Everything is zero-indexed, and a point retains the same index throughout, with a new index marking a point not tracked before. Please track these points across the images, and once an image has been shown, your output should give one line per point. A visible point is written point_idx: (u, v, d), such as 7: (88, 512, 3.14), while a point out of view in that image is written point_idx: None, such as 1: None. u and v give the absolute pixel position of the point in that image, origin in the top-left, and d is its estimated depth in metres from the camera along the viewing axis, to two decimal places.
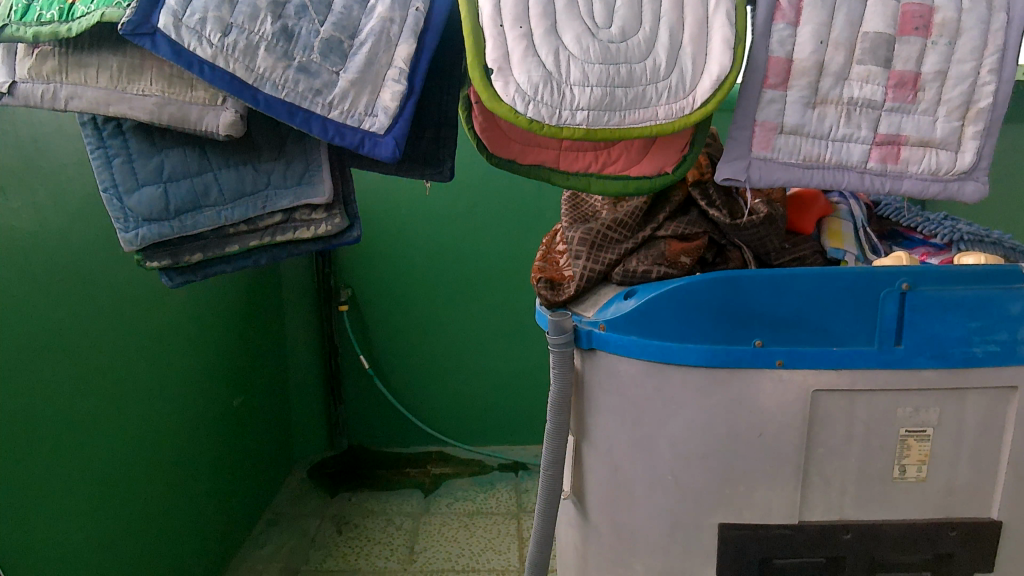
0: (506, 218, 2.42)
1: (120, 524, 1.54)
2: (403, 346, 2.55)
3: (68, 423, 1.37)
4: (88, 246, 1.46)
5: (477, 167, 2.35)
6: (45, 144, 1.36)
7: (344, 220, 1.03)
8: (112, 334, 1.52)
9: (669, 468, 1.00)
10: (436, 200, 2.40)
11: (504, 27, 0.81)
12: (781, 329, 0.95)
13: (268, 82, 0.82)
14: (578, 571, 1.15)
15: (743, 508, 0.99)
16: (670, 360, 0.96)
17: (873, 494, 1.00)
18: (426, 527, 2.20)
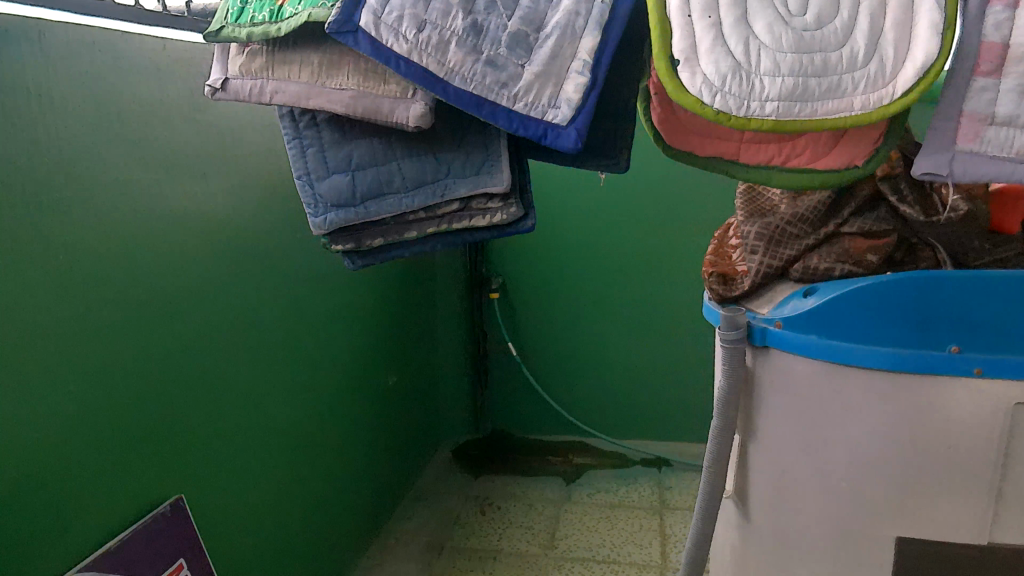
0: (659, 211, 2.39)
1: (289, 486, 1.66)
2: (549, 335, 2.58)
3: (249, 391, 1.50)
4: (274, 229, 1.58)
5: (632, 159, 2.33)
6: (243, 135, 1.48)
7: (519, 210, 1.02)
8: (292, 311, 1.65)
9: (843, 474, 0.96)
10: (589, 191, 2.41)
11: (692, 17, 0.80)
12: (977, 335, 0.88)
13: (457, 76, 0.86)
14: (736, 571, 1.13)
15: (926, 523, 0.93)
16: (849, 362, 0.92)
17: None
18: (567, 516, 2.23)
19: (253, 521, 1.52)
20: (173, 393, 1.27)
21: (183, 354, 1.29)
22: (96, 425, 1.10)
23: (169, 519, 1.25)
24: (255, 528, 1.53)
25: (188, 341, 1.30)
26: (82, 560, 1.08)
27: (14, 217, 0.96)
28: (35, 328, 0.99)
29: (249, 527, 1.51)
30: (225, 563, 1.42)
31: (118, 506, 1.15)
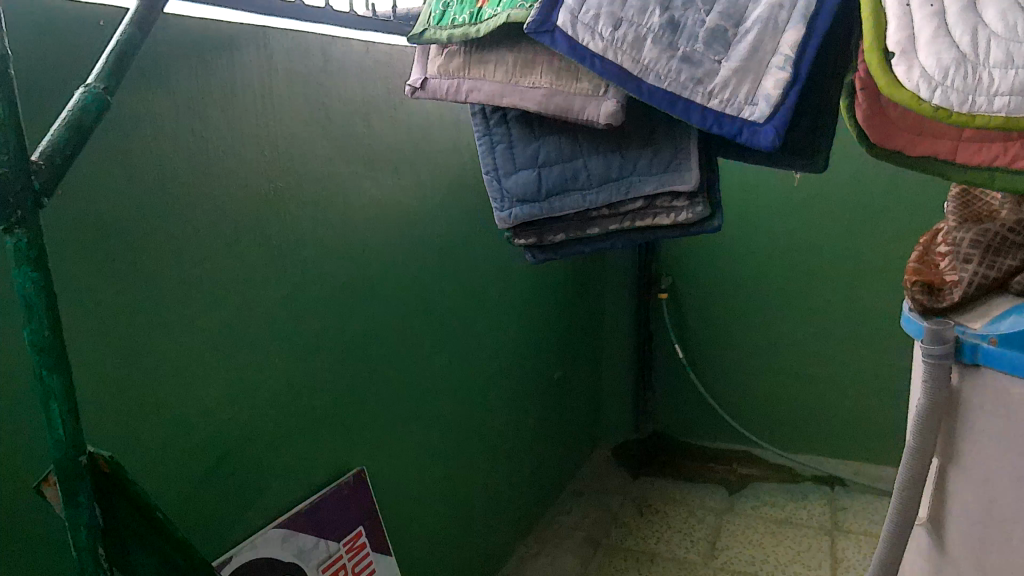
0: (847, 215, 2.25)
1: (461, 469, 1.73)
2: (718, 339, 2.52)
3: (430, 375, 1.57)
4: (458, 222, 1.64)
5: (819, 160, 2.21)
6: (433, 131, 1.56)
7: (706, 209, 1.00)
8: (471, 301, 1.71)
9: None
10: (769, 193, 2.32)
11: (912, 6, 0.75)
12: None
13: (652, 73, 0.85)
14: None
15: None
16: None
17: None
18: (729, 527, 2.16)
19: (427, 498, 1.60)
20: (361, 373, 1.37)
21: (373, 336, 1.38)
22: (295, 396, 1.21)
23: (353, 488, 1.34)
24: (429, 506, 1.61)
25: (377, 324, 1.39)
26: (279, 516, 1.19)
27: (237, 205, 1.08)
28: (253, 304, 1.11)
29: (423, 503, 1.58)
30: (400, 535, 1.50)
31: (310, 471, 1.26)
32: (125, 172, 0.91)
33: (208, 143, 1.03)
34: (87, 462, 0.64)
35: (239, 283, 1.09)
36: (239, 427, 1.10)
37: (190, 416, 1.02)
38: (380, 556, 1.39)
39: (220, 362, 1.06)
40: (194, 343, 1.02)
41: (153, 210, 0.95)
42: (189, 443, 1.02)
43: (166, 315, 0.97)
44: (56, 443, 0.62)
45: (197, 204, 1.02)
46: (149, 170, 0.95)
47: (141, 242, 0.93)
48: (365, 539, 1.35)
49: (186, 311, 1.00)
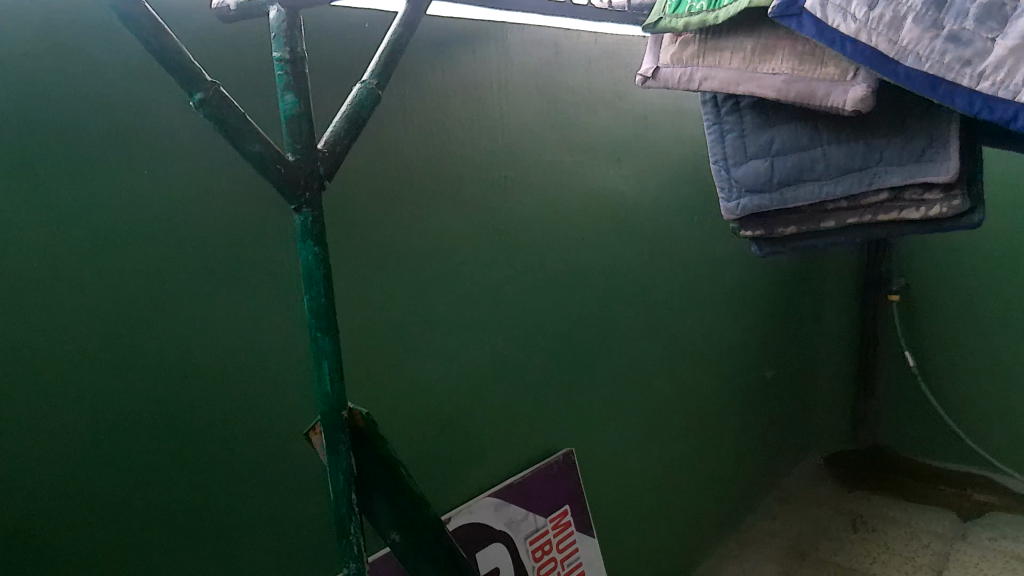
0: None
1: (665, 460, 1.72)
2: (957, 349, 2.29)
3: (641, 364, 1.58)
4: (678, 213, 1.63)
5: None
6: (658, 121, 1.55)
7: (965, 202, 0.91)
8: (686, 293, 1.69)
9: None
10: None
11: None
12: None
13: (910, 55, 0.79)
14: None
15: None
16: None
17: None
18: (960, 556, 1.95)
19: (632, 486, 1.61)
20: (576, 356, 1.40)
21: (588, 321, 1.41)
22: (514, 374, 1.28)
23: (563, 468, 1.38)
24: (632, 494, 1.61)
25: (593, 310, 1.42)
26: (493, 486, 1.25)
27: (471, 191, 1.15)
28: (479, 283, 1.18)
29: (627, 490, 1.59)
30: (603, 520, 1.52)
31: (523, 447, 1.32)
32: (380, 160, 1.02)
33: (449, 133, 1.11)
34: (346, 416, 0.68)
35: (468, 265, 1.16)
36: (462, 399, 1.18)
37: (422, 384, 1.11)
38: (584, 537, 1.41)
39: (448, 336, 1.15)
40: (428, 317, 1.11)
41: (400, 196, 1.05)
42: (421, 409, 1.11)
43: (407, 291, 1.07)
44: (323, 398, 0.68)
45: (436, 190, 1.10)
46: (399, 157, 1.04)
47: (390, 223, 1.03)
48: (569, 518, 1.38)
49: (423, 288, 1.09)
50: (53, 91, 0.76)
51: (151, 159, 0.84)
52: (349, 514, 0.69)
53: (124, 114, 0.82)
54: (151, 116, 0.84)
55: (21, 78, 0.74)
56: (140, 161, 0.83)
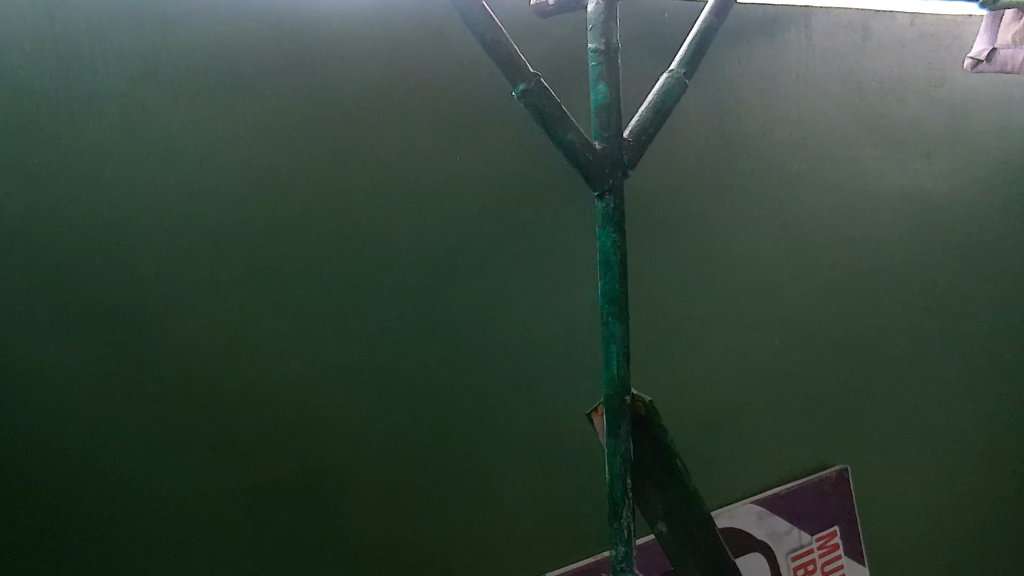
0: None
1: (983, 506, 1.47)
2: None
3: (942, 386, 1.39)
4: (1003, 217, 1.41)
5: None
6: (981, 111, 1.36)
7: None
8: (1011, 311, 1.45)
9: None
10: None
11: None
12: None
13: None
14: None
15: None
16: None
17: None
18: None
19: (929, 524, 1.41)
20: (855, 367, 1.29)
21: (873, 331, 1.29)
22: (790, 375, 1.24)
23: (835, 486, 1.28)
24: (931, 534, 1.41)
25: (887, 320, 1.31)
26: (756, 493, 1.22)
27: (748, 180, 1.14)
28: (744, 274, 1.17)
29: (923, 527, 1.40)
30: (891, 555, 1.37)
31: (794, 454, 1.26)
32: (665, 152, 1.09)
33: (732, 125, 1.13)
34: (628, 402, 0.71)
35: (744, 256, 1.17)
36: (729, 391, 1.19)
37: (688, 370, 1.15)
38: (855, 566, 1.29)
39: (719, 326, 1.17)
40: (696, 303, 1.14)
41: (673, 189, 1.10)
42: (685, 398, 1.15)
43: (675, 278, 1.12)
44: (608, 380, 0.70)
45: (716, 181, 1.13)
46: (674, 144, 1.10)
47: (660, 212, 1.10)
48: (838, 541, 1.27)
49: (693, 276, 1.13)
50: (220, 86, 0.86)
51: (267, 141, 0.89)
52: (622, 500, 0.70)
53: (236, 101, 0.87)
54: (262, 101, 0.88)
55: (236, 79, 0.87)
56: (258, 143, 0.88)
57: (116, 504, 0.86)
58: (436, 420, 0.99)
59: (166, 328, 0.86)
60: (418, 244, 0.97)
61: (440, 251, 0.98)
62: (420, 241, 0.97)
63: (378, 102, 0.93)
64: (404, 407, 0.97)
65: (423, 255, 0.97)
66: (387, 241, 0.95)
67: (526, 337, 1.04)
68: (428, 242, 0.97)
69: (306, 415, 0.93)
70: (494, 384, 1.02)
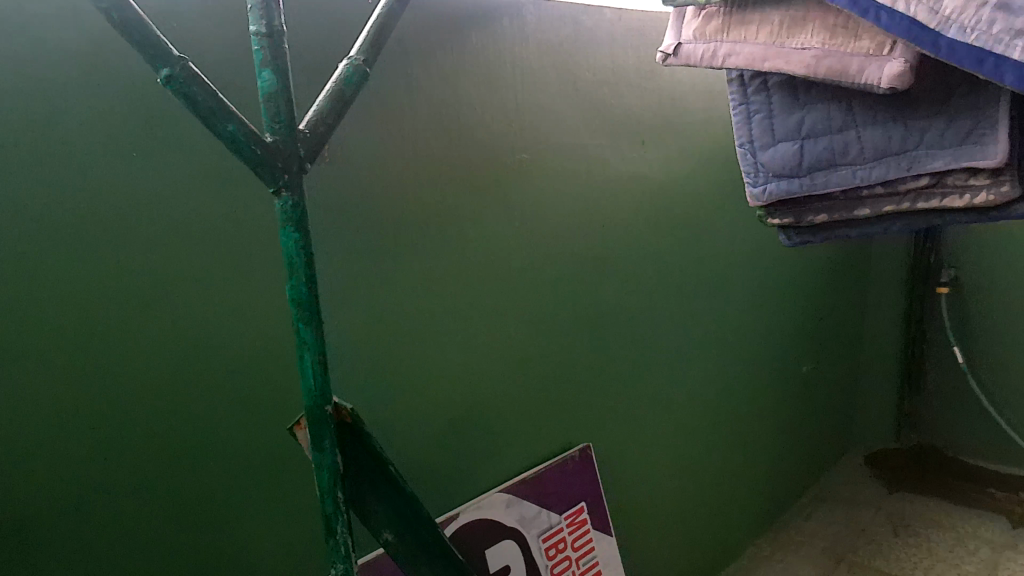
0: None
1: (694, 459, 1.66)
2: (1006, 344, 2.19)
3: (666, 356, 1.52)
4: (709, 200, 1.57)
5: None
6: (685, 103, 1.49)
7: (1014, 189, 0.81)
8: (717, 284, 1.63)
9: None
10: None
11: None
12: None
13: (954, 25, 0.69)
14: None
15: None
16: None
17: None
18: (1009, 568, 1.82)
19: (657, 479, 1.55)
20: (592, 348, 1.36)
21: (603, 311, 1.36)
22: (536, 364, 1.26)
23: (578, 465, 1.33)
24: (661, 487, 1.56)
25: (615, 303, 1.38)
26: (506, 481, 1.23)
27: (478, 172, 1.12)
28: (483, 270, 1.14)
29: (652, 485, 1.54)
30: (628, 515, 1.48)
31: (540, 439, 1.29)
32: (398, 147, 1.01)
33: (462, 115, 1.09)
34: (331, 410, 0.65)
35: (491, 249, 1.15)
36: (481, 387, 1.17)
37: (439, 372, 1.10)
38: (600, 536, 1.37)
39: (463, 321, 1.12)
40: (444, 303, 1.10)
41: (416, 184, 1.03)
42: (436, 401, 1.10)
43: (425, 278, 1.06)
44: (307, 389, 0.63)
45: (452, 174, 1.09)
46: (400, 136, 1.01)
47: (399, 208, 1.02)
48: (586, 516, 1.34)
49: (439, 273, 1.08)
50: None
51: None
52: (336, 512, 0.65)
53: None
54: None
55: None
56: None
57: (47, 565, 0.78)
58: (134, 469, 0.83)
59: (92, 341, 0.79)
60: (95, 267, 0.78)
61: (125, 271, 0.81)
62: (97, 262, 0.78)
63: (26, 89, 0.72)
64: (88, 464, 0.80)
65: (102, 276, 0.79)
66: (50, 265, 0.76)
67: (247, 365, 0.91)
68: (112, 265, 0.79)
69: (116, 477, 0.82)
70: (211, 416, 0.89)
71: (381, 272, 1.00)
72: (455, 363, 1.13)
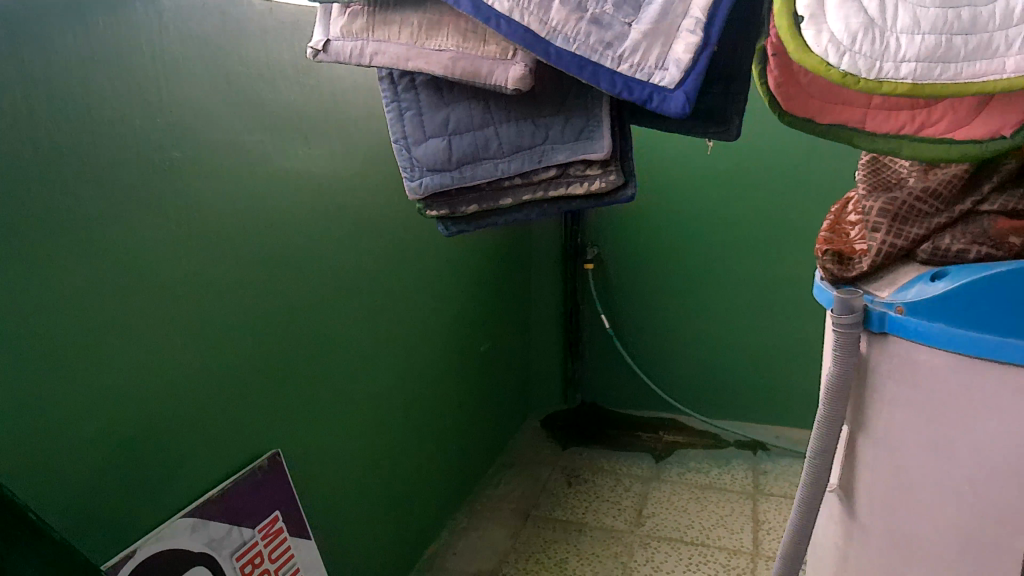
0: (743, 189, 2.33)
1: (385, 447, 1.71)
2: (639, 307, 2.59)
3: (346, 349, 1.54)
4: (374, 193, 1.62)
5: (760, 133, 2.25)
6: (343, 98, 1.51)
7: (619, 177, 0.97)
8: (390, 274, 1.69)
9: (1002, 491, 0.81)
10: (706, 167, 2.35)
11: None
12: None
13: (560, 36, 0.79)
14: None
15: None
16: (1006, 360, 0.78)
17: None
18: (654, 495, 2.18)
19: (350, 472, 1.57)
20: (270, 350, 1.32)
21: (280, 312, 1.33)
22: (213, 374, 1.19)
23: (268, 474, 1.30)
24: (354, 476, 1.59)
25: (293, 302, 1.37)
26: (188, 505, 1.15)
27: (122, 173, 1.01)
28: (137, 281, 1.04)
29: (345, 478, 1.55)
30: (323, 513, 1.48)
31: (223, 453, 1.22)
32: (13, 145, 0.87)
33: (96, 109, 0.98)
34: None
35: (146, 255, 1.05)
36: (151, 406, 1.08)
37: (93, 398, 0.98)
38: (299, 541, 1.35)
39: (117, 339, 1.02)
40: (99, 317, 0.99)
41: (48, 186, 0.91)
42: (93, 430, 0.99)
43: (70, 292, 0.94)
44: None
45: (90, 176, 0.97)
46: (15, 132, 0.87)
47: (23, 216, 0.88)
48: (282, 525, 1.31)
49: (85, 286, 0.96)
50: None
51: None
52: None
53: None
54: None
55: None
56: None
57: None
58: None
59: None
60: None
61: None
62: None
63: None
64: None
65: None
66: None
67: None
68: None
69: None
70: None
71: (5, 288, 0.86)
72: (118, 382, 1.02)
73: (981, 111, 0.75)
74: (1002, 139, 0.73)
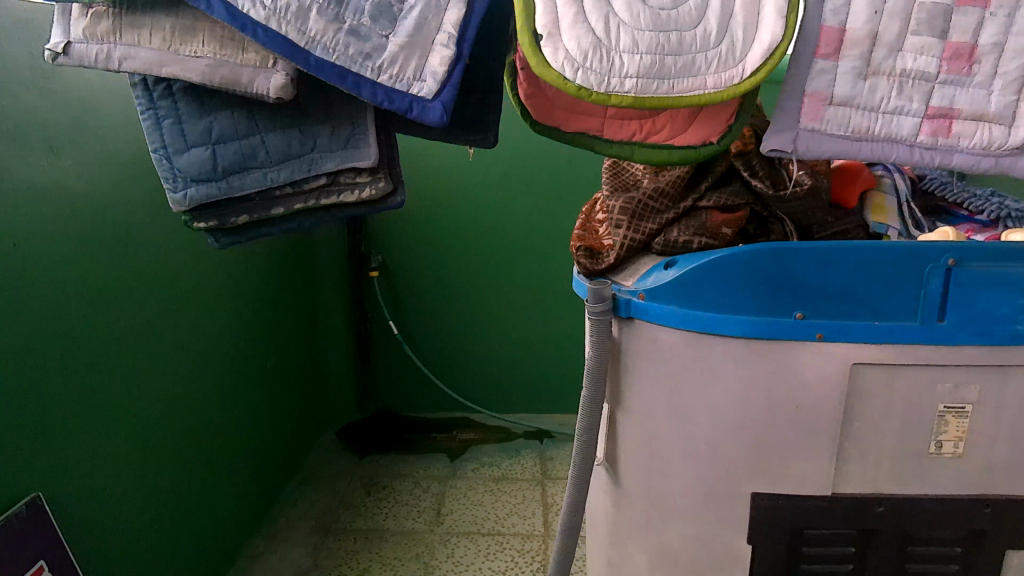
0: (517, 193, 2.47)
1: (166, 475, 1.61)
2: (427, 312, 2.64)
3: (112, 374, 1.43)
4: (136, 206, 1.52)
5: (528, 141, 2.41)
6: (93, 105, 1.41)
7: (388, 184, 1.01)
8: (158, 292, 1.59)
9: (728, 443, 0.97)
10: (483, 174, 2.46)
11: (583, 16, 0.74)
12: (899, 304, 0.90)
13: (319, 45, 0.81)
14: (609, 551, 1.15)
15: (803, 480, 0.97)
16: (721, 331, 0.93)
17: (890, 474, 0.96)
18: (452, 491, 2.24)
19: (126, 507, 1.46)
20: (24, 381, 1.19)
21: (33, 339, 1.21)
22: None
23: (28, 520, 1.17)
24: (130, 511, 1.47)
25: (46, 327, 1.25)
26: None
27: None
28: None
29: (119, 515, 1.44)
30: (96, 556, 1.37)
31: None
32: None
33: None
34: None
35: None
36: None
37: None
38: None
39: None
40: None
41: None
42: None
43: None
44: None
45: None
46: None
47: None
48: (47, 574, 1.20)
49: None
50: None
51: None
52: None
53: None
54: None
55: None
56: None
57: None
58: None
59: None
60: None
61: None
62: None
63: None
64: None
65: None
66: None
67: None
68: None
69: None
70: None
71: None
72: None
73: (692, 121, 0.88)
74: (711, 144, 0.88)
